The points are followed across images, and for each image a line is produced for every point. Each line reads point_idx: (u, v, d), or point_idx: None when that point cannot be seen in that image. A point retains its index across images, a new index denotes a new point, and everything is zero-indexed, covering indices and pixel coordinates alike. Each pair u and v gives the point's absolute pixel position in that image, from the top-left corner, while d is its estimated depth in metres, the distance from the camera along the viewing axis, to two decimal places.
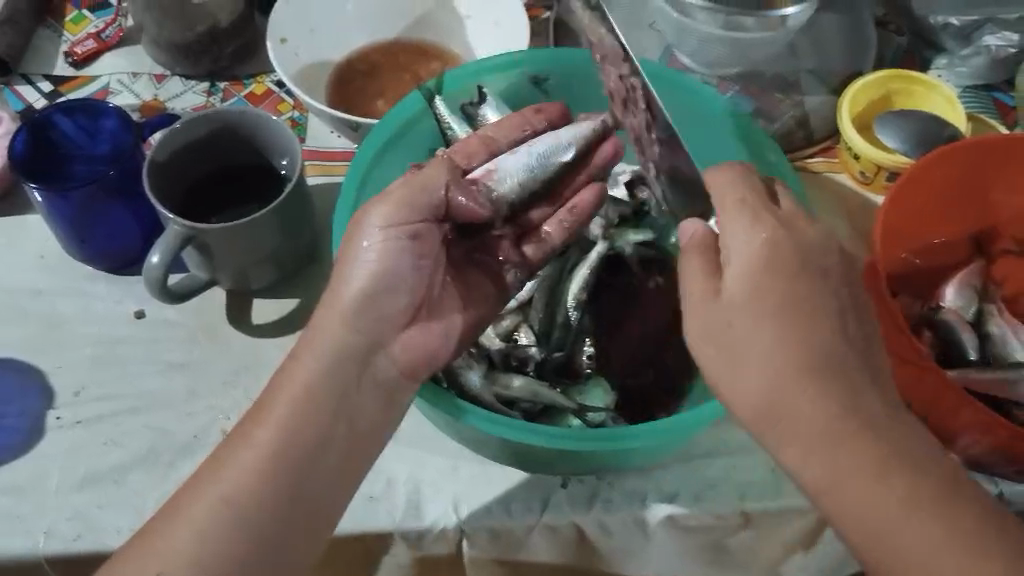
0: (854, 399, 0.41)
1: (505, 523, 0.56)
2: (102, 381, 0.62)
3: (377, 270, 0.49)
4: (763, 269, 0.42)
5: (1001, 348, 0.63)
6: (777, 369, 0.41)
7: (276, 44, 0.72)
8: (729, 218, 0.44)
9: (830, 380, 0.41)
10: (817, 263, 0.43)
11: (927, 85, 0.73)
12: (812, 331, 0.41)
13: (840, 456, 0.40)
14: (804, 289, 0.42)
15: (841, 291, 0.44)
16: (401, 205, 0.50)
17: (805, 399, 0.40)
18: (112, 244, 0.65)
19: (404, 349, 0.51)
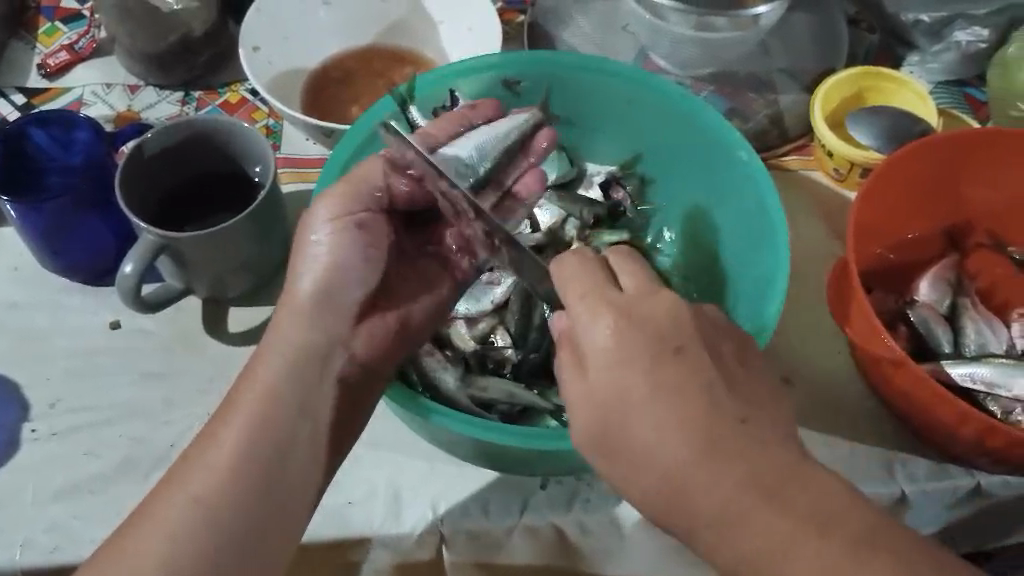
0: (751, 470, 0.38)
1: (483, 525, 0.56)
2: (78, 392, 0.61)
3: (332, 264, 0.51)
4: (617, 362, 0.40)
5: (976, 340, 0.63)
6: (664, 442, 0.38)
7: (247, 52, 0.72)
8: (590, 298, 0.43)
9: (715, 450, 0.38)
10: (672, 340, 0.40)
11: (897, 82, 0.73)
12: (686, 410, 0.39)
13: (762, 514, 0.37)
14: (666, 373, 0.39)
15: (705, 357, 0.41)
16: (345, 198, 0.53)
17: (699, 482, 0.38)
18: (85, 255, 0.65)
19: (365, 338, 0.53)
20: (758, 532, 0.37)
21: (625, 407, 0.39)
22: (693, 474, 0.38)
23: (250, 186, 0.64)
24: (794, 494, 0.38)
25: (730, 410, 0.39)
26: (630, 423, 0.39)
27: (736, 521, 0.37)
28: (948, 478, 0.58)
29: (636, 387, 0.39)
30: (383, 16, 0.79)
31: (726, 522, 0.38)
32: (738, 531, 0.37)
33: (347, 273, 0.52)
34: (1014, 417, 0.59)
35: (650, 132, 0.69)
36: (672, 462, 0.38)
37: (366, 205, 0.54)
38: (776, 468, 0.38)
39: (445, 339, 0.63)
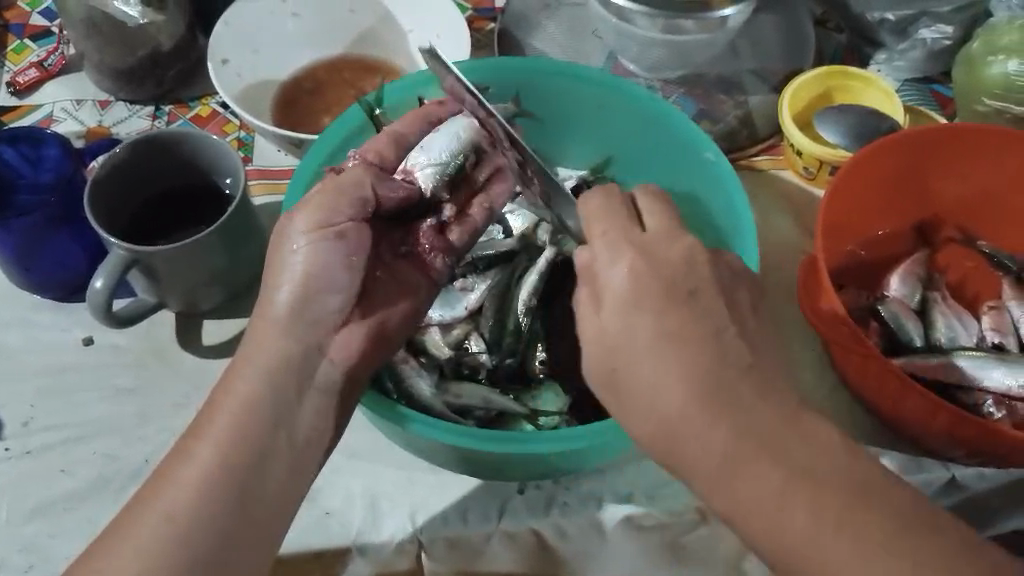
0: (752, 417, 0.38)
1: (462, 532, 0.56)
2: (51, 411, 0.61)
3: (311, 273, 0.51)
4: (627, 302, 0.40)
5: (946, 334, 0.64)
6: (655, 398, 0.39)
7: (216, 64, 0.72)
8: (612, 235, 0.43)
9: (709, 409, 0.38)
10: (684, 284, 0.41)
11: (864, 80, 0.74)
12: (691, 359, 0.39)
13: (760, 463, 0.38)
14: (673, 321, 0.40)
15: (720, 310, 0.41)
16: (324, 209, 0.52)
17: (699, 429, 0.38)
18: (58, 270, 0.64)
19: (345, 346, 0.52)
20: (751, 475, 0.38)
21: (631, 350, 0.40)
22: (694, 419, 0.38)
23: (220, 198, 0.64)
24: (780, 451, 0.38)
25: (737, 358, 0.40)
26: (633, 367, 0.40)
27: (731, 469, 0.38)
28: (923, 472, 0.58)
29: (632, 345, 0.40)
30: (352, 25, 0.79)
31: (716, 469, 0.38)
32: (731, 480, 0.38)
33: (329, 278, 0.52)
34: (985, 409, 0.59)
35: (621, 135, 0.69)
36: (669, 412, 0.39)
37: (350, 216, 0.54)
38: (769, 420, 0.39)
39: (420, 346, 0.63)
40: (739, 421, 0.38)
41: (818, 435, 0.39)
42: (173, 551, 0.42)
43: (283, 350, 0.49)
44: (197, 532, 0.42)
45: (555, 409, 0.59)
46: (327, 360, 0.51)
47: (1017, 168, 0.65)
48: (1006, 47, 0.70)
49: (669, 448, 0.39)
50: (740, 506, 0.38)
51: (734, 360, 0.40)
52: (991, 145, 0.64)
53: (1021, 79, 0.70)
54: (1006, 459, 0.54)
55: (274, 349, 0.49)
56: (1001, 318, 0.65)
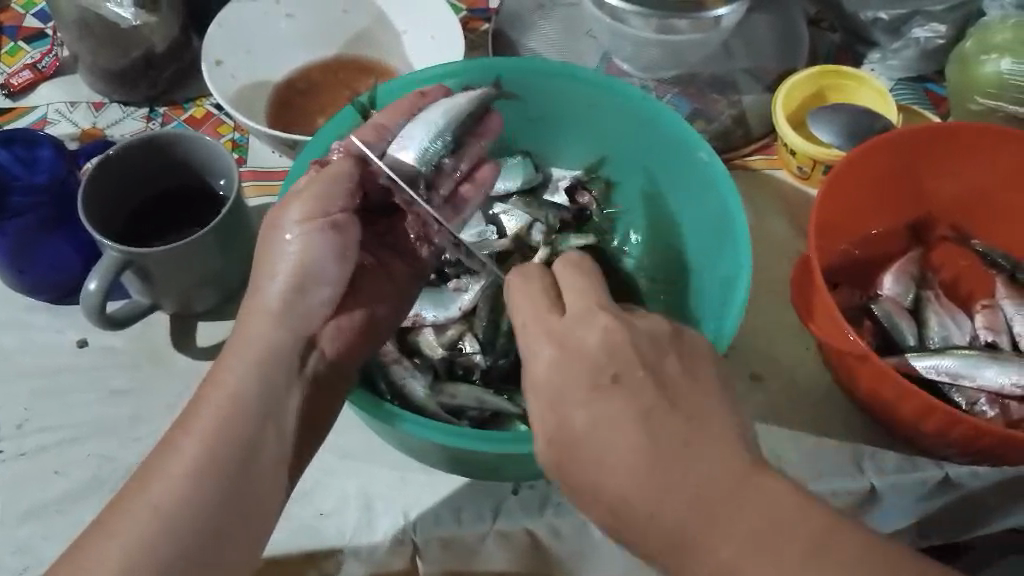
0: (704, 485, 0.38)
1: (456, 532, 0.56)
2: (45, 411, 0.61)
3: (302, 264, 0.51)
4: (553, 401, 0.41)
5: (940, 333, 0.64)
6: (608, 485, 0.39)
7: (209, 66, 0.72)
8: (531, 328, 0.44)
9: (653, 487, 0.38)
10: (609, 369, 0.41)
11: (857, 79, 0.74)
12: (627, 443, 0.39)
13: (720, 528, 0.37)
14: (601, 407, 0.40)
15: (646, 380, 0.40)
16: (318, 199, 0.52)
17: (649, 511, 0.38)
18: (52, 273, 0.64)
19: (332, 336, 0.54)
20: (705, 547, 0.37)
21: (575, 444, 0.40)
22: (642, 502, 0.38)
23: (214, 199, 0.64)
24: (730, 516, 0.37)
25: (671, 431, 0.39)
26: (578, 459, 0.40)
27: (687, 544, 0.37)
28: (916, 471, 0.58)
29: (572, 443, 0.40)
30: (347, 25, 0.79)
31: (675, 545, 0.38)
32: (689, 549, 0.37)
33: (320, 270, 0.52)
34: (978, 408, 0.60)
35: (613, 134, 0.69)
36: (620, 497, 0.39)
37: (341, 206, 0.53)
38: (718, 483, 0.38)
39: (413, 346, 0.64)
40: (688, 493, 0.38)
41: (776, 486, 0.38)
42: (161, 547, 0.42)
43: (271, 344, 0.49)
44: (185, 531, 0.42)
45: None
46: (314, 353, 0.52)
47: (1010, 165, 0.65)
48: (999, 45, 0.70)
49: (634, 528, 0.39)
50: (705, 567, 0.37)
51: (670, 433, 0.39)
52: (984, 144, 0.64)
53: (1014, 77, 0.70)
54: (1000, 458, 0.54)
55: (263, 340, 0.49)
56: (994, 317, 0.65)
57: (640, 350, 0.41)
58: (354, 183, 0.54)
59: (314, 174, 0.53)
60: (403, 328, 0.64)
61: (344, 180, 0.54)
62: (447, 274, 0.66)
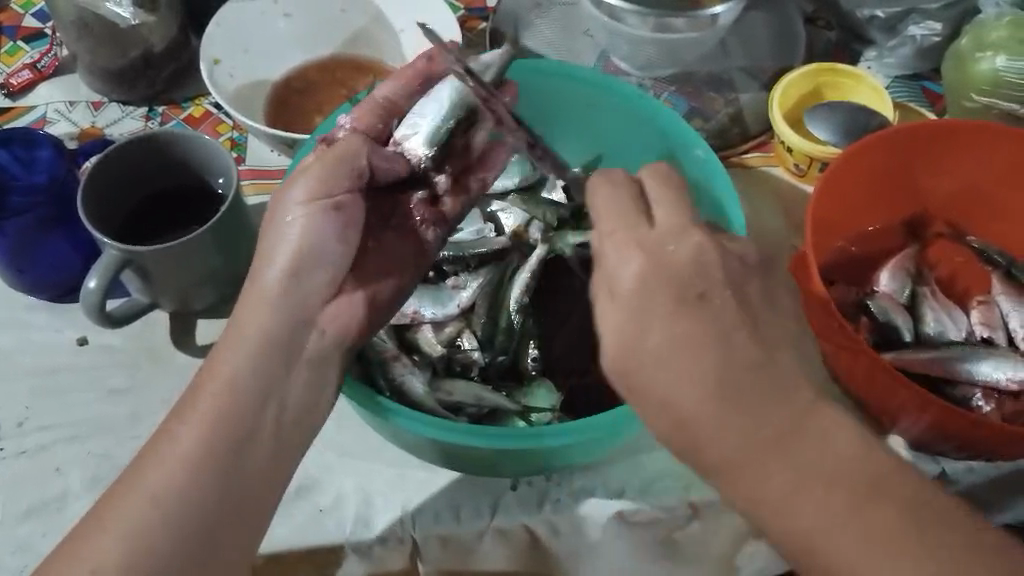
0: (770, 414, 0.40)
1: (454, 530, 0.56)
2: (44, 410, 0.61)
3: (304, 242, 0.51)
4: (637, 308, 0.41)
5: (935, 330, 0.65)
6: (671, 406, 0.40)
7: (209, 65, 0.73)
8: (620, 236, 0.43)
9: (722, 414, 0.39)
10: (696, 287, 0.41)
11: (855, 78, 0.75)
12: (702, 366, 0.40)
13: (774, 461, 0.39)
14: (683, 326, 0.40)
15: (729, 302, 0.41)
16: (321, 180, 0.52)
17: (712, 431, 0.40)
18: (52, 272, 0.65)
19: (335, 318, 0.52)
20: (761, 476, 0.39)
21: (649, 362, 0.40)
22: (708, 421, 0.39)
23: (213, 199, 0.65)
24: (789, 454, 0.40)
25: (748, 359, 0.40)
26: (652, 375, 0.40)
27: (736, 473, 0.40)
28: (911, 466, 0.59)
29: (649, 359, 0.40)
30: (345, 25, 0.80)
31: (733, 469, 0.40)
32: (746, 476, 0.40)
33: (322, 250, 0.52)
34: (974, 403, 0.60)
35: (610, 130, 0.70)
36: (684, 415, 0.40)
37: (345, 186, 0.53)
38: (784, 416, 0.40)
39: (411, 343, 0.63)
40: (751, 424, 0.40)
41: (830, 426, 0.40)
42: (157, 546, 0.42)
43: (269, 331, 0.49)
44: (184, 527, 0.43)
45: (547, 406, 0.60)
46: (315, 333, 0.51)
47: (1004, 163, 0.65)
48: (994, 43, 0.71)
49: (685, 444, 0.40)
50: (753, 491, 0.40)
51: (740, 366, 0.40)
52: (978, 143, 0.64)
53: (1009, 75, 0.70)
54: (993, 453, 0.54)
55: (262, 325, 0.49)
56: (990, 313, 0.66)
57: (725, 277, 0.42)
58: (362, 165, 0.54)
59: (321, 155, 0.53)
60: (401, 325, 0.64)
61: (351, 160, 0.54)
62: (446, 272, 0.68)
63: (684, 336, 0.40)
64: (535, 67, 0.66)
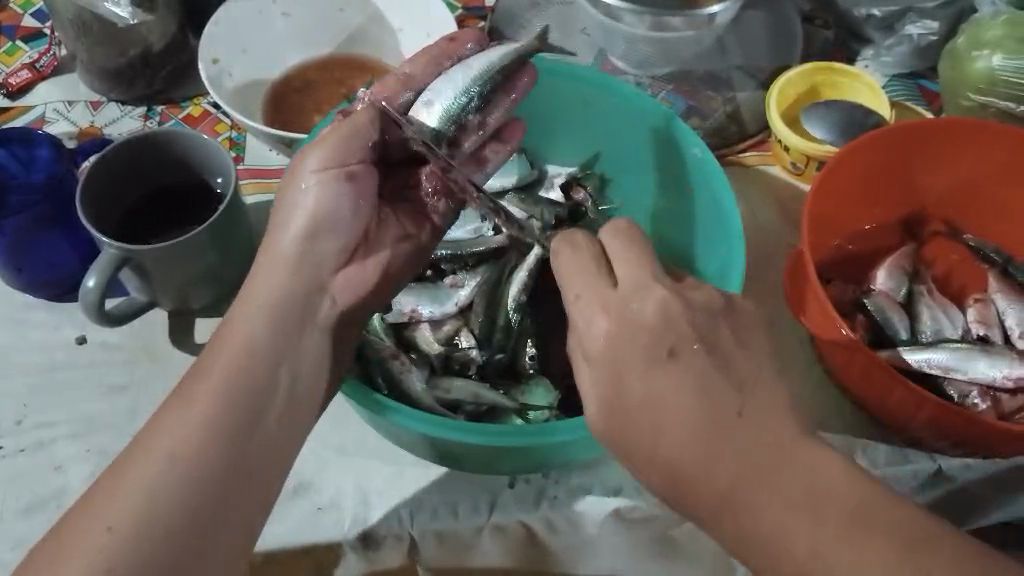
0: (752, 454, 0.40)
1: (452, 526, 0.56)
2: (43, 408, 0.61)
3: (317, 211, 0.53)
4: (608, 368, 0.42)
5: (932, 327, 0.65)
6: (659, 454, 0.40)
7: (208, 65, 0.72)
8: (585, 300, 0.44)
9: (706, 456, 0.40)
10: (665, 342, 0.41)
11: (851, 77, 0.75)
12: (680, 411, 0.40)
13: (765, 496, 0.39)
14: (659, 375, 0.41)
15: (699, 353, 0.41)
16: (335, 150, 0.54)
17: (699, 475, 0.40)
18: (51, 269, 0.65)
19: (345, 284, 0.54)
20: (751, 505, 0.39)
21: (630, 411, 0.41)
22: (694, 465, 0.40)
23: (211, 198, 0.65)
24: (781, 481, 0.39)
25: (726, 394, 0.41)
26: (636, 425, 0.41)
27: (730, 513, 0.40)
28: (908, 463, 0.58)
29: (632, 408, 0.41)
30: (343, 24, 0.80)
31: (727, 506, 0.40)
32: (741, 507, 0.39)
33: (335, 219, 0.53)
34: (970, 401, 0.60)
35: (606, 128, 0.70)
36: (672, 458, 0.40)
37: (358, 157, 0.55)
38: (768, 451, 0.40)
39: (410, 341, 0.64)
40: (736, 464, 0.40)
41: (816, 456, 0.40)
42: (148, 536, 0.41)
43: (283, 302, 0.50)
44: (179, 532, 0.41)
45: (543, 403, 0.60)
46: (324, 303, 0.52)
47: (999, 161, 0.65)
48: (990, 41, 0.71)
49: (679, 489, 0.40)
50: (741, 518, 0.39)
51: (721, 404, 0.40)
52: (973, 141, 0.64)
53: (1005, 73, 0.70)
54: (992, 449, 0.54)
55: (273, 292, 0.50)
56: (987, 311, 0.66)
57: (694, 326, 0.42)
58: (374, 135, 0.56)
59: (335, 126, 0.55)
60: (400, 323, 0.64)
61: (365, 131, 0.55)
62: (444, 270, 0.69)
63: (664, 380, 0.41)
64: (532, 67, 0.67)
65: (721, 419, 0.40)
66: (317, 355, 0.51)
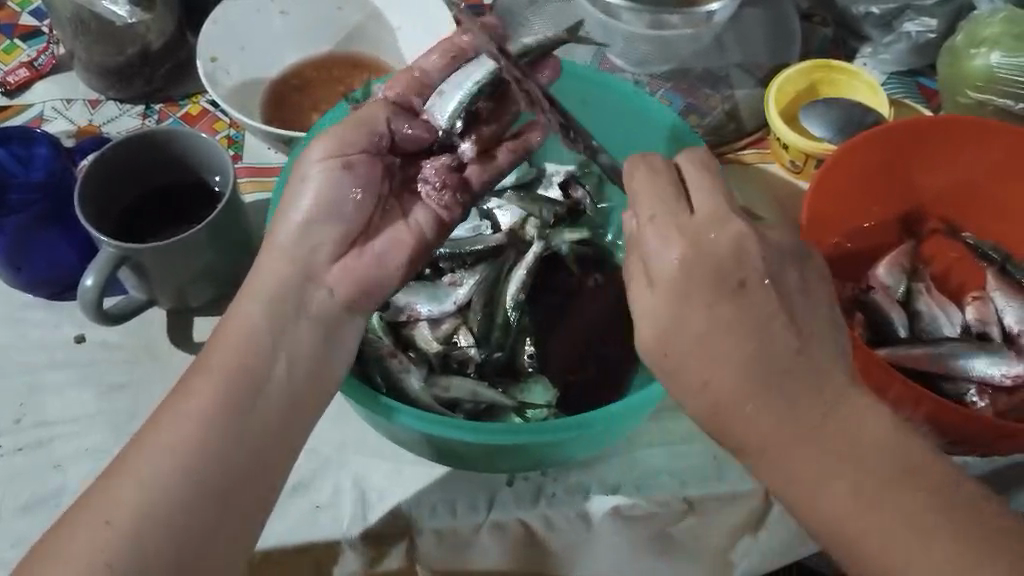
0: (803, 404, 0.42)
1: (451, 524, 0.56)
2: (42, 407, 0.61)
3: (322, 198, 0.54)
4: (669, 295, 0.43)
5: (929, 325, 0.66)
6: (705, 393, 0.43)
7: (205, 63, 0.72)
8: (662, 220, 0.45)
9: (760, 401, 0.42)
10: (734, 277, 0.43)
11: (849, 73, 0.75)
12: (741, 352, 0.42)
13: (803, 450, 0.42)
14: (728, 312, 0.43)
15: (766, 296, 0.43)
16: (342, 139, 0.55)
17: (748, 415, 0.42)
18: (49, 268, 0.65)
19: (344, 276, 0.53)
20: (787, 447, 0.42)
21: (684, 350, 0.43)
22: (744, 408, 0.42)
23: (210, 198, 0.64)
24: (829, 436, 0.42)
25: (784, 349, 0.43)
26: (688, 364, 0.43)
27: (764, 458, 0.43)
28: None
29: (687, 347, 0.43)
30: (341, 22, 0.80)
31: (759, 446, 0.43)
32: (774, 457, 0.42)
33: (338, 210, 0.54)
34: (968, 399, 0.60)
35: (604, 126, 0.70)
36: (715, 400, 0.43)
37: (363, 147, 0.56)
38: (817, 404, 0.42)
39: (408, 340, 0.64)
40: (782, 414, 0.42)
41: (865, 414, 0.43)
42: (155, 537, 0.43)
43: (282, 294, 0.51)
44: (166, 534, 0.43)
45: (543, 401, 0.60)
46: (320, 290, 0.52)
47: (997, 160, 0.65)
48: (987, 39, 0.71)
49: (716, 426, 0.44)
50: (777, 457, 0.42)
51: (779, 356, 0.43)
52: (971, 139, 0.64)
53: (1003, 70, 0.70)
54: (989, 447, 0.54)
55: (274, 280, 0.51)
56: (985, 309, 0.67)
57: (765, 266, 0.44)
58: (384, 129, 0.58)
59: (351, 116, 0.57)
60: (397, 322, 0.64)
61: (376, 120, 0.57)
62: (443, 269, 0.68)
63: (730, 318, 0.43)
64: None
65: (778, 368, 0.43)
66: (317, 349, 0.51)
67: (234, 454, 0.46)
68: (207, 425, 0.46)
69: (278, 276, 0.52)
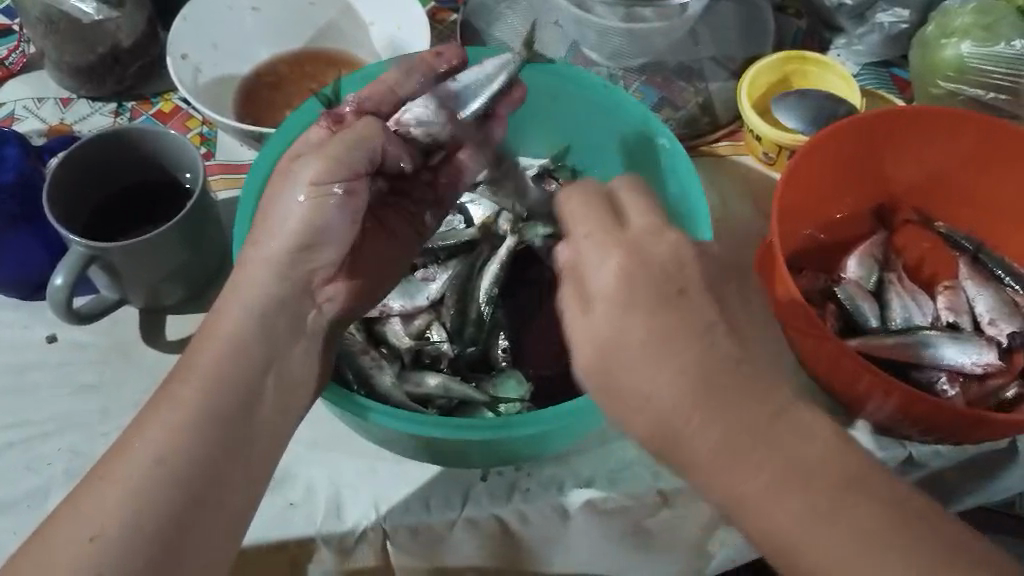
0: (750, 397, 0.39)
1: (424, 520, 0.56)
2: (13, 407, 0.61)
3: (303, 229, 0.52)
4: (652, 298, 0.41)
5: (901, 315, 0.66)
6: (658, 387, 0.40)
7: (177, 60, 0.72)
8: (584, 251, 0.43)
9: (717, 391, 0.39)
10: (658, 299, 0.41)
11: (821, 66, 0.75)
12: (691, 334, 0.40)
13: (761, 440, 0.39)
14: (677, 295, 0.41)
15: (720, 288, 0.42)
16: (329, 166, 0.53)
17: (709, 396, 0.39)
18: (18, 269, 0.65)
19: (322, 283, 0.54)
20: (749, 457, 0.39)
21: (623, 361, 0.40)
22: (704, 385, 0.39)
23: (185, 197, 0.64)
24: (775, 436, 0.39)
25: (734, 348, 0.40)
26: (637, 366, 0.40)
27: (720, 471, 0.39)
28: (878, 450, 0.58)
29: None
30: (314, 17, 0.80)
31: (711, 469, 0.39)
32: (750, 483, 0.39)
33: (332, 232, 0.54)
34: (938, 386, 0.60)
35: (576, 121, 0.70)
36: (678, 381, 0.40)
37: (354, 170, 0.55)
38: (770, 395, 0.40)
39: (380, 336, 0.64)
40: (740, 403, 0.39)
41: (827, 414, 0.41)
42: (138, 531, 0.41)
43: (272, 300, 0.51)
44: (139, 535, 0.41)
45: (516, 395, 0.60)
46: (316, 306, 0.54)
47: (970, 150, 0.65)
48: (958, 29, 0.71)
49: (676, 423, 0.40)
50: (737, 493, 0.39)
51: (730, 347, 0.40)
52: (947, 130, 0.64)
53: (974, 60, 0.71)
54: (961, 436, 0.55)
55: (261, 293, 0.51)
56: (956, 297, 0.67)
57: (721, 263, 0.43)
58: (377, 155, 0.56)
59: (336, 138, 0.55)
60: (371, 318, 0.64)
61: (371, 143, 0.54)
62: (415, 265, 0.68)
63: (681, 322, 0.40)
64: (567, 74, 0.66)
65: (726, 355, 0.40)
66: (306, 364, 0.51)
67: (221, 449, 0.45)
68: (192, 416, 0.45)
69: (263, 288, 0.51)
